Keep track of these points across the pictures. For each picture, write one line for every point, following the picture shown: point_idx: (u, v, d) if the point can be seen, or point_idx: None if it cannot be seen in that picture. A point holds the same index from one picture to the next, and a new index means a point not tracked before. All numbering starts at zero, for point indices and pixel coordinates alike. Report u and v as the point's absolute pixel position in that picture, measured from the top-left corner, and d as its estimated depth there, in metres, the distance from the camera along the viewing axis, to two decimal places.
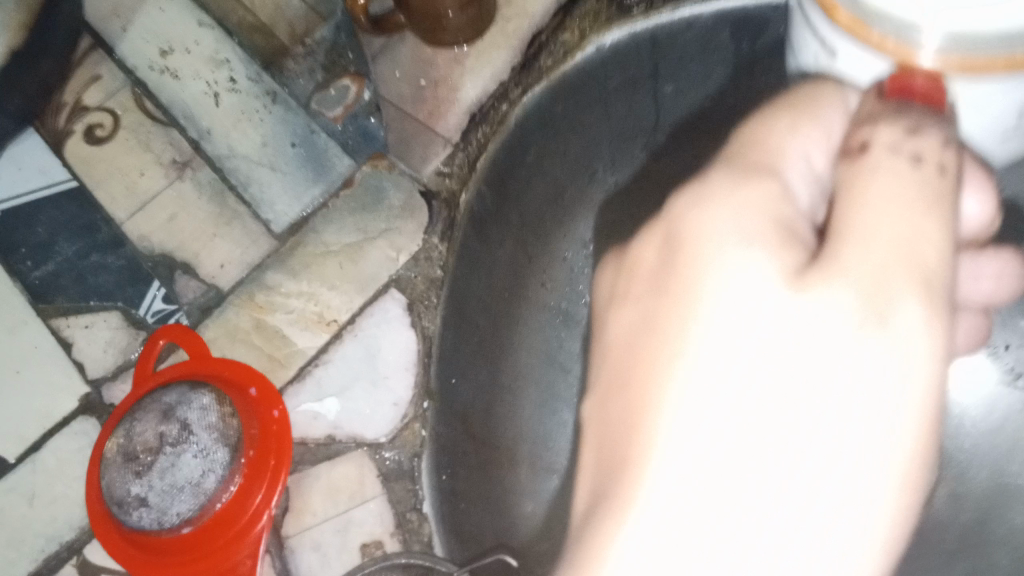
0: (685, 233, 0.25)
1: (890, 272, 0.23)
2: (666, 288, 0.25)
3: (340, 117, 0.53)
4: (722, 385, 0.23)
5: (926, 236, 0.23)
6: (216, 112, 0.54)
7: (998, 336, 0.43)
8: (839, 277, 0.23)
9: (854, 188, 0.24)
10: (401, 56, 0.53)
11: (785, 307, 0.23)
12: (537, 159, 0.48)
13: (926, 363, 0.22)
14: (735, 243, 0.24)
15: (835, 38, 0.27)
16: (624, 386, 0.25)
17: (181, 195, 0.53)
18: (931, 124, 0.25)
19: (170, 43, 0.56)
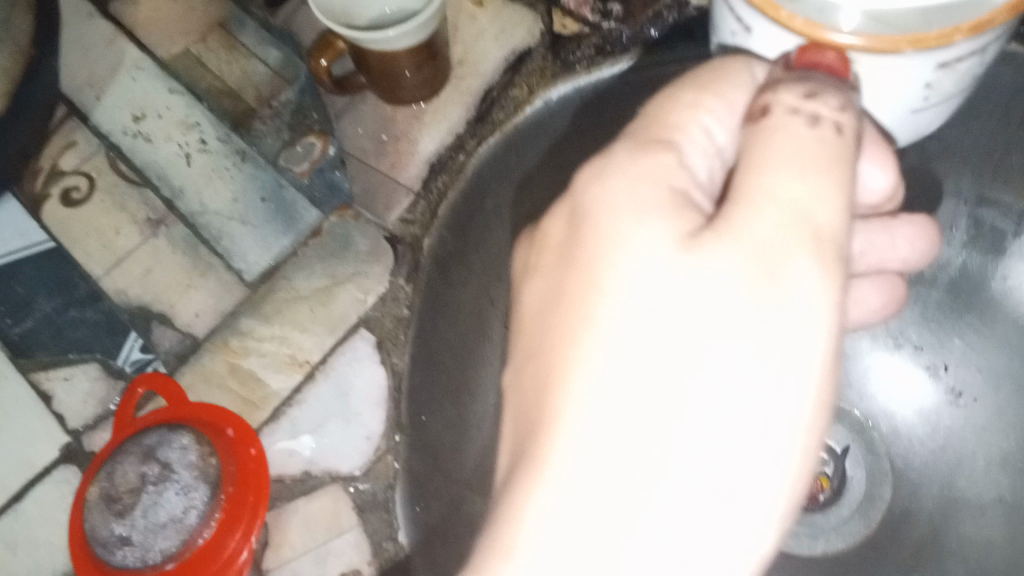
0: (592, 206, 0.30)
1: (778, 225, 0.28)
2: (575, 257, 0.30)
3: (306, 172, 0.55)
4: (639, 328, 0.27)
5: (818, 196, 0.28)
6: (188, 171, 0.57)
7: (934, 357, 0.51)
8: (732, 235, 0.28)
9: (750, 161, 0.29)
10: (363, 114, 0.58)
11: (687, 261, 0.28)
12: (491, 206, 0.52)
13: (818, 297, 0.27)
14: (642, 213, 0.29)
15: (750, 20, 0.32)
16: (543, 339, 0.30)
17: (156, 249, 0.56)
18: (828, 92, 0.30)
19: (143, 109, 0.60)
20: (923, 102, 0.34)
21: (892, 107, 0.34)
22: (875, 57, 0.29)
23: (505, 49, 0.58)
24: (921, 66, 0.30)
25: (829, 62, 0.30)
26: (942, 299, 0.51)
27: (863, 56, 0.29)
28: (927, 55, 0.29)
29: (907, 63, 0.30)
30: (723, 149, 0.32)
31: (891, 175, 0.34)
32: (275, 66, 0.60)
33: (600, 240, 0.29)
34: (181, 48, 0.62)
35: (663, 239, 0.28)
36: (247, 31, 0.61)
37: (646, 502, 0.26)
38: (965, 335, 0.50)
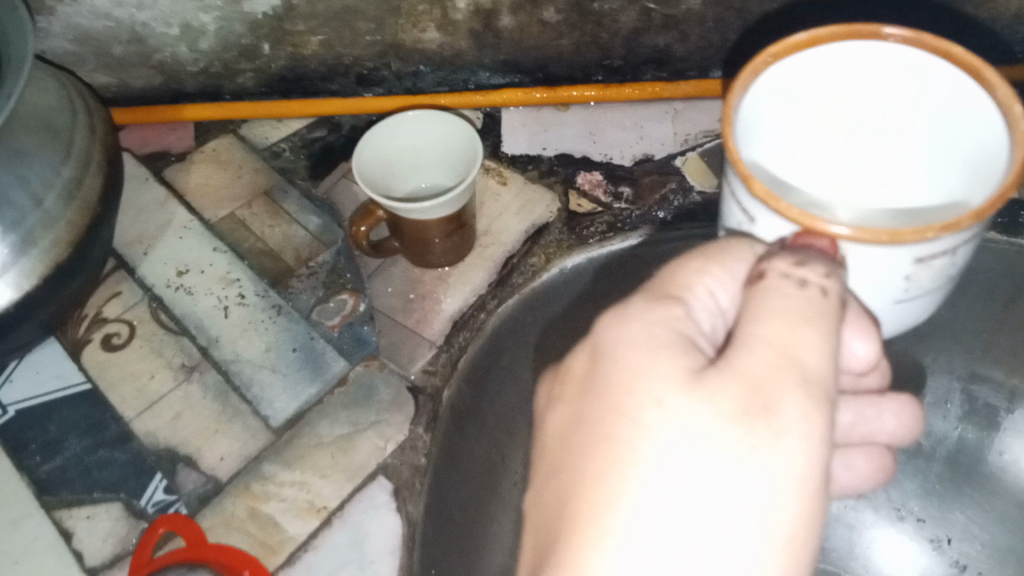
0: (613, 346, 0.36)
1: (771, 369, 0.34)
2: (596, 388, 0.36)
3: (337, 326, 0.60)
4: (659, 446, 0.32)
5: (805, 344, 0.35)
6: (225, 322, 0.61)
7: (939, 532, 0.56)
8: (736, 376, 0.34)
9: (754, 319, 0.36)
10: (393, 275, 0.63)
11: (699, 393, 0.33)
12: (508, 365, 0.58)
13: (805, 429, 0.33)
14: (657, 354, 0.35)
15: (756, 210, 0.40)
16: (572, 454, 0.35)
17: (188, 394, 0.58)
18: (814, 263, 0.37)
19: (186, 265, 0.64)
20: (905, 293, 0.41)
21: (881, 294, 0.41)
22: (863, 246, 0.37)
23: (526, 221, 0.65)
24: (902, 261, 0.38)
25: (821, 245, 0.38)
26: (940, 471, 0.57)
27: (850, 246, 0.37)
28: (907, 249, 0.37)
29: (891, 256, 0.37)
30: (723, 308, 0.39)
31: (873, 345, 0.41)
32: (314, 230, 0.66)
33: (624, 372, 0.35)
34: (227, 212, 0.68)
35: (678, 374, 0.34)
36: (290, 199, 0.68)
37: None
38: (967, 509, 0.56)
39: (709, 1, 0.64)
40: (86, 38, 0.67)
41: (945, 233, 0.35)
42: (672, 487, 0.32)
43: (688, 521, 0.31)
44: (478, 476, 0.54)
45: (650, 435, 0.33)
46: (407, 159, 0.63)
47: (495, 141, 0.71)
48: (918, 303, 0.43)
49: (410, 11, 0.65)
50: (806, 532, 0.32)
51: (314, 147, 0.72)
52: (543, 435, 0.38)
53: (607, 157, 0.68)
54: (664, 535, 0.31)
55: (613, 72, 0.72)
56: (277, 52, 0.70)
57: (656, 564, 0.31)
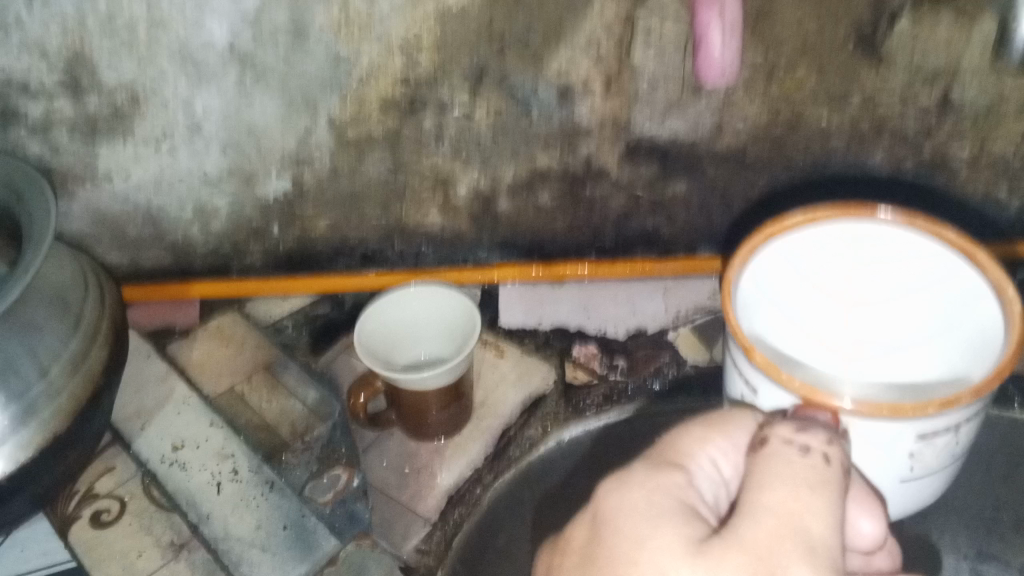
0: (613, 514, 0.36)
1: (775, 538, 0.33)
2: (596, 556, 0.35)
3: (329, 502, 0.59)
4: None
5: (811, 512, 0.34)
6: (217, 499, 0.60)
7: None
8: (738, 549, 0.33)
9: (757, 486, 0.36)
10: (388, 448, 0.63)
11: (699, 566, 0.32)
12: (507, 542, 0.55)
13: None
14: (657, 524, 0.34)
15: (758, 382, 0.43)
16: None
17: (175, 573, 0.57)
18: (816, 428, 0.38)
19: (182, 440, 0.64)
20: (911, 472, 0.43)
21: (886, 473, 0.43)
22: (867, 421, 0.40)
23: (522, 392, 0.65)
24: (906, 439, 0.41)
25: (825, 418, 0.40)
26: None
27: (853, 421, 0.40)
28: (911, 423, 0.40)
29: (895, 431, 0.40)
30: (727, 479, 0.39)
31: (880, 525, 0.40)
32: (312, 404, 0.66)
33: (624, 544, 0.34)
34: (227, 387, 0.69)
35: (679, 545, 0.33)
36: (290, 373, 0.69)
37: None
38: None
39: (694, 186, 0.68)
40: (103, 220, 0.71)
41: (947, 408, 0.39)
42: None
43: None
44: None
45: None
46: (410, 332, 0.64)
47: (492, 315, 0.72)
48: (924, 483, 0.44)
49: (413, 194, 0.69)
50: None
51: (317, 323, 0.75)
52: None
53: (600, 331, 0.70)
54: None
55: (607, 251, 0.75)
56: (286, 233, 0.73)
57: None
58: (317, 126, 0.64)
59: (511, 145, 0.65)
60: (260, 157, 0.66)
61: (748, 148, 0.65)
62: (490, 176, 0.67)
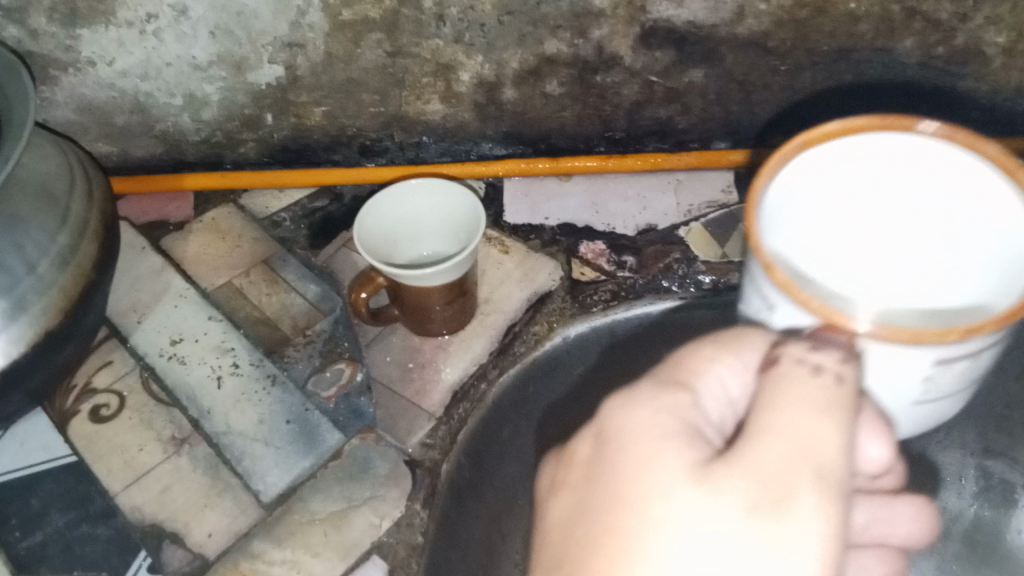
0: (614, 435, 0.33)
1: (787, 462, 0.31)
2: (599, 474, 0.33)
3: (333, 396, 0.58)
4: (659, 548, 0.29)
5: (824, 437, 0.31)
6: (218, 393, 0.59)
7: None
8: (743, 472, 0.30)
9: (769, 408, 0.33)
10: (393, 344, 0.61)
11: (702, 491, 0.30)
12: (512, 436, 0.57)
13: (817, 532, 0.29)
14: (660, 445, 0.32)
15: (773, 298, 0.35)
16: (568, 552, 0.31)
17: (177, 466, 0.56)
18: (830, 346, 0.34)
19: (181, 335, 0.63)
20: (925, 396, 0.36)
21: (898, 398, 0.36)
22: (886, 345, 0.33)
23: (528, 289, 0.64)
24: (922, 363, 0.34)
25: (843, 343, 0.33)
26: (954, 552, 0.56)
27: (871, 345, 0.33)
28: (930, 351, 0.33)
29: (911, 356, 0.33)
30: (735, 399, 0.36)
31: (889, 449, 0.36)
32: (312, 299, 0.64)
33: (626, 466, 0.32)
34: (224, 281, 0.67)
35: (683, 469, 0.31)
36: (289, 268, 0.67)
37: None
38: None
39: (711, 74, 0.65)
40: (88, 108, 0.68)
41: (970, 336, 0.32)
42: None
43: None
44: (479, 552, 0.52)
45: (650, 539, 0.29)
46: (412, 229, 0.62)
47: (497, 212, 0.70)
48: (947, 403, 0.38)
49: (414, 82, 0.66)
50: None
51: (315, 216, 0.71)
52: (545, 525, 0.34)
53: (609, 227, 0.68)
54: None
55: (615, 144, 0.72)
56: (280, 122, 0.70)
57: None
58: (311, 8, 0.59)
59: (518, 28, 0.61)
60: (252, 40, 0.62)
61: (770, 33, 0.61)
62: (495, 63, 0.64)
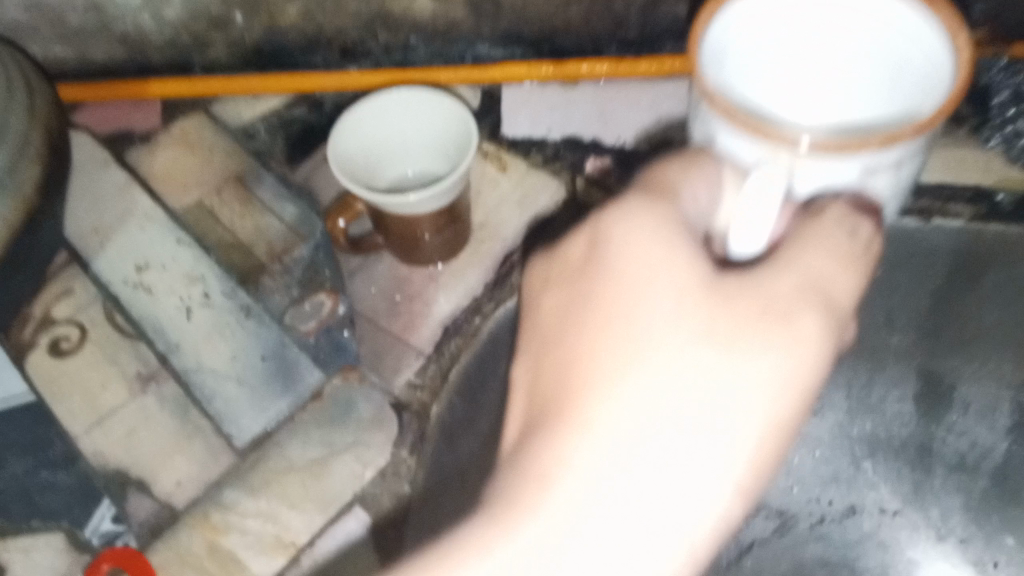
0: (617, 239, 0.34)
1: (792, 300, 0.33)
2: (602, 274, 0.34)
3: (313, 331, 0.53)
4: (651, 361, 0.32)
5: (832, 276, 0.34)
6: (188, 326, 0.54)
7: (986, 556, 0.54)
8: (750, 297, 0.33)
9: (800, 247, 0.34)
10: (379, 275, 0.56)
11: (704, 309, 0.33)
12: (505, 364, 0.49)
13: (797, 359, 0.32)
14: (669, 262, 0.33)
15: (716, 129, 0.34)
16: (560, 344, 0.34)
17: (143, 407, 0.52)
18: (865, 223, 0.35)
19: (146, 260, 0.57)
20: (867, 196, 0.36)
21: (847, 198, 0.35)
22: (815, 161, 0.33)
23: (527, 214, 0.58)
24: (849, 171, 0.33)
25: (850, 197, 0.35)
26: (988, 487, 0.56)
27: (803, 161, 0.33)
28: (856, 160, 0.32)
29: (836, 171, 0.33)
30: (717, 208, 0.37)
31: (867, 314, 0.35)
32: (291, 221, 0.58)
33: (633, 270, 0.33)
34: (194, 200, 0.61)
35: (686, 283, 0.33)
36: (265, 186, 0.61)
37: (616, 488, 0.31)
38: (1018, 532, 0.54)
39: None
40: (35, 4, 0.60)
41: (891, 144, 0.31)
42: (659, 406, 0.32)
43: (656, 435, 0.31)
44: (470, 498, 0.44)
45: (649, 342, 0.32)
46: (398, 146, 0.56)
47: (494, 124, 0.63)
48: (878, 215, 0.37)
49: None
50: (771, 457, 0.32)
51: (294, 128, 0.65)
52: (535, 314, 0.37)
53: (619, 142, 0.61)
54: (632, 443, 0.31)
55: (629, 46, 0.64)
56: (252, 22, 0.63)
57: (611, 480, 0.31)
58: None
59: None
60: None
61: None
62: None
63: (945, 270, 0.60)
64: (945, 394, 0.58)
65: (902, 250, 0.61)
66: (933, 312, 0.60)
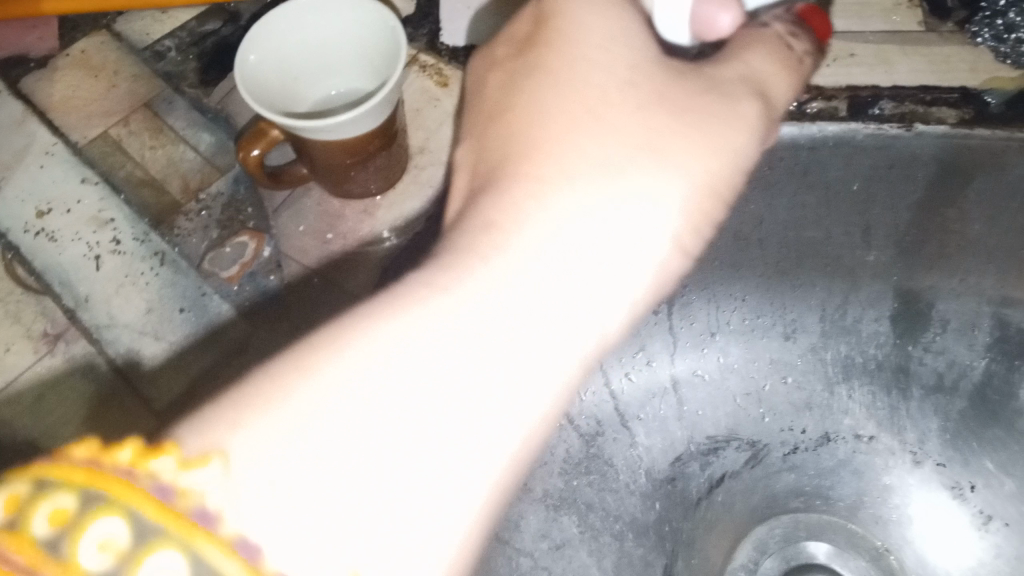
0: (570, 14, 0.42)
1: (732, 83, 0.42)
2: (561, 42, 0.42)
3: (235, 276, 0.49)
4: (604, 118, 0.40)
5: (772, 74, 0.44)
6: (96, 276, 0.49)
7: (960, 478, 0.59)
8: (692, 75, 0.42)
9: (745, 47, 0.43)
10: (306, 211, 0.52)
11: (658, 72, 0.41)
12: None
13: (724, 153, 0.41)
14: (623, 33, 0.42)
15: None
16: (519, 100, 0.42)
17: (53, 369, 0.47)
18: (780, 21, 0.45)
19: (49, 203, 0.51)
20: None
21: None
22: None
23: None
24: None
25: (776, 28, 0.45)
26: (961, 408, 0.59)
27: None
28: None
29: None
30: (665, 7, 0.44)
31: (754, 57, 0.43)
32: (206, 153, 0.53)
33: (593, 42, 0.41)
34: (99, 133, 0.54)
35: (635, 51, 0.41)
36: (176, 113, 0.55)
37: (567, 257, 0.37)
38: (993, 457, 0.58)
39: None
40: None
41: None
42: (608, 160, 0.39)
43: (607, 183, 0.39)
44: None
45: (614, 100, 0.40)
46: (314, 60, 0.50)
47: (432, 30, 0.56)
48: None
49: None
50: (683, 245, 0.42)
51: (207, 44, 0.58)
52: (482, 95, 0.45)
53: None
54: (588, 202, 0.38)
55: None
56: None
57: (564, 240, 0.37)
58: None
59: None
60: None
61: None
62: None
63: (926, 181, 0.55)
64: (920, 318, 0.58)
65: (875, 164, 0.56)
66: (914, 228, 0.56)
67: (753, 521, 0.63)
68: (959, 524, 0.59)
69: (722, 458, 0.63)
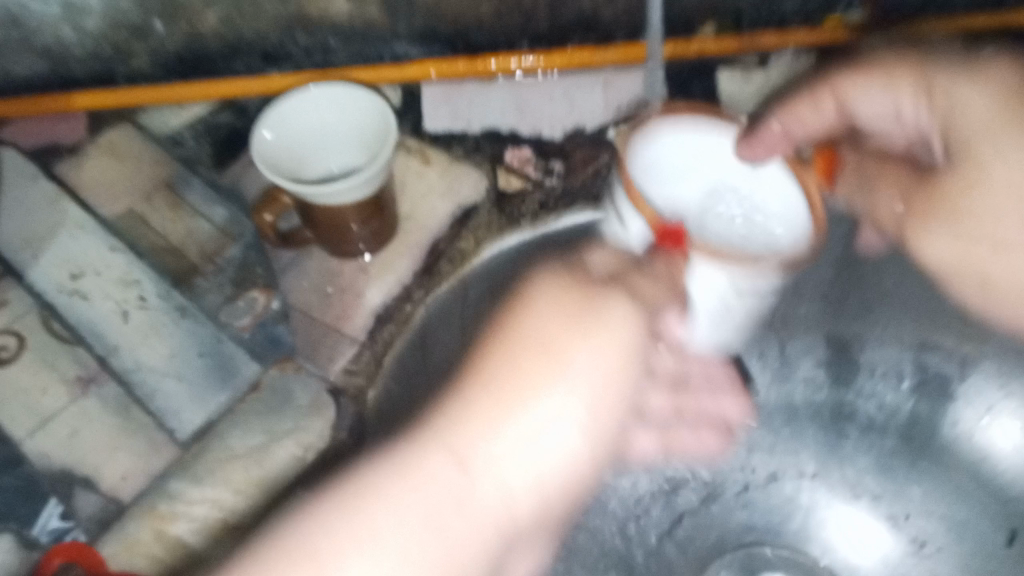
0: (533, 320, 0.43)
1: (565, 349, 0.42)
2: (501, 372, 0.41)
3: (248, 327, 0.62)
4: (534, 440, 0.40)
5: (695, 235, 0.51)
6: (125, 329, 0.60)
7: (894, 508, 0.67)
8: (558, 392, 0.41)
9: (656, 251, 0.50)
10: (309, 268, 0.64)
11: (548, 430, 0.41)
12: None
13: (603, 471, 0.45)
14: (563, 351, 0.42)
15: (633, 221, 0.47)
16: (490, 373, 0.41)
17: (87, 408, 0.60)
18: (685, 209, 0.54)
19: (80, 268, 0.62)
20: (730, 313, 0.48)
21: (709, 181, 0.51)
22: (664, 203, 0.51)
23: (451, 202, 0.68)
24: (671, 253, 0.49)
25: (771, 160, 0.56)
26: (891, 445, 0.67)
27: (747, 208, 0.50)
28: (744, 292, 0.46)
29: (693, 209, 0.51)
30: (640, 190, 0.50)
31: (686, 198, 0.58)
32: (221, 224, 0.65)
33: (534, 349, 0.41)
34: (124, 208, 0.66)
35: (563, 350, 0.42)
36: (194, 190, 0.66)
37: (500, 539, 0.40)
38: (921, 484, 0.66)
39: None
40: None
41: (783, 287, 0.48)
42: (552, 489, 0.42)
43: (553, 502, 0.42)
44: None
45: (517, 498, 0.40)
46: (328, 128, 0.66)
47: (414, 122, 0.73)
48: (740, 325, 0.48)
49: None
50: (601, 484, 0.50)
51: (219, 132, 0.71)
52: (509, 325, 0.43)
53: (536, 131, 0.72)
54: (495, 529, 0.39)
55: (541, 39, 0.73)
56: (172, 29, 0.68)
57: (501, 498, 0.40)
58: None
59: None
60: None
61: None
62: None
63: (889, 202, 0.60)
64: (852, 363, 0.67)
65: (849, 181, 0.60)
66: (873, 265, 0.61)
67: (715, 553, 0.67)
68: (891, 548, 0.66)
69: (681, 495, 0.69)
